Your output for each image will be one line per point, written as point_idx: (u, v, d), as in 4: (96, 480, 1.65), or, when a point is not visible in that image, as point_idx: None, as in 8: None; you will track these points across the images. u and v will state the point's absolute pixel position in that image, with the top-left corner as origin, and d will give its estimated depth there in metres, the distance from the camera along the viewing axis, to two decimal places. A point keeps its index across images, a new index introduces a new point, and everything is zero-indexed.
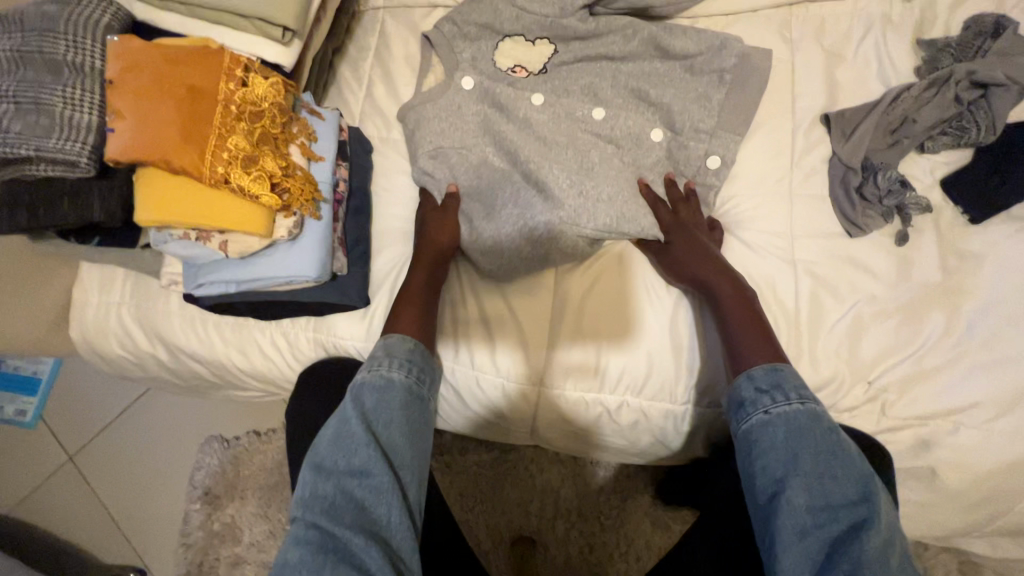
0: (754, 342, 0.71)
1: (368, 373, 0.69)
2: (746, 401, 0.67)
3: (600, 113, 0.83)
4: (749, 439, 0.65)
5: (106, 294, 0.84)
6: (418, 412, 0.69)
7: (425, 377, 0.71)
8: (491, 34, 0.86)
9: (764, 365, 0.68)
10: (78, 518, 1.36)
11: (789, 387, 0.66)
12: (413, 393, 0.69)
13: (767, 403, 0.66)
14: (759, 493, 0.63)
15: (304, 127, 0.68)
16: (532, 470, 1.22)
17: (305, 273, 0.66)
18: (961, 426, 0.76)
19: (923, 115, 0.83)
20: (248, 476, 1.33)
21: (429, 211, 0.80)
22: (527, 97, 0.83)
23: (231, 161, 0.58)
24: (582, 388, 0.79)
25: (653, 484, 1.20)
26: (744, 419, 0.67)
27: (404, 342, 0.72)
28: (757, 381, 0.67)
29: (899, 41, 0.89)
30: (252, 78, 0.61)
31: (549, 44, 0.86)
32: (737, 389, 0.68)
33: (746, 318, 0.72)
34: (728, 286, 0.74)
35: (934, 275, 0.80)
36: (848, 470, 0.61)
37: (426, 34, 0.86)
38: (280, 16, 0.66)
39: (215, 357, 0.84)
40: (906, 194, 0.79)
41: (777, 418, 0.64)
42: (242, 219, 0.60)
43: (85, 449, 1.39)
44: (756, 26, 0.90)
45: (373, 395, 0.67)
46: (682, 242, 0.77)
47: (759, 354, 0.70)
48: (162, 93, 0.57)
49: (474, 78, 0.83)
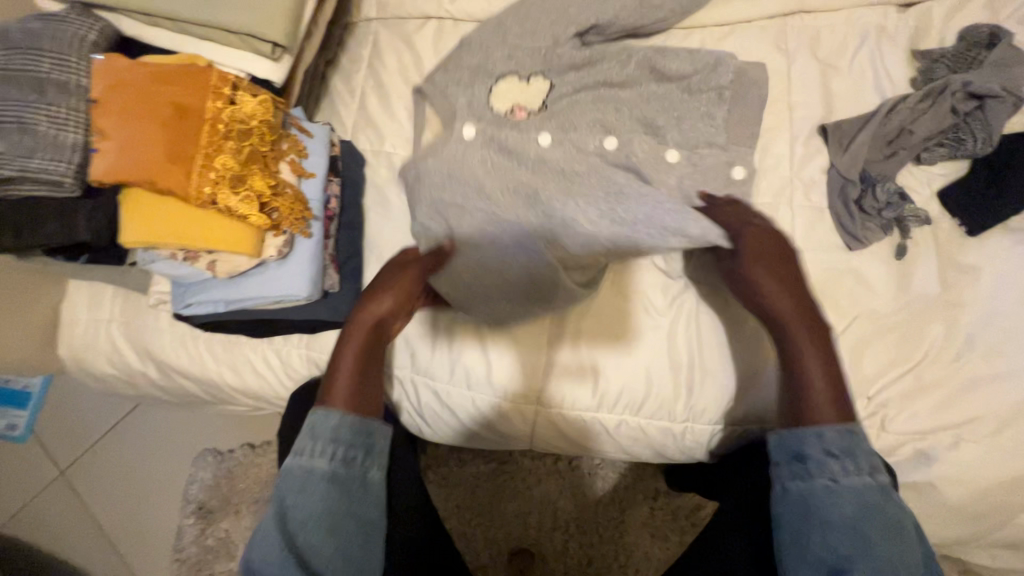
0: (824, 392, 0.65)
1: (292, 459, 0.63)
2: (810, 460, 0.62)
3: (612, 142, 0.77)
4: (809, 504, 0.61)
5: (95, 312, 0.83)
6: (345, 500, 0.63)
7: (354, 454, 0.65)
8: (485, 75, 0.82)
9: (837, 426, 0.62)
10: (71, 533, 1.34)
11: (862, 454, 0.62)
12: (338, 479, 0.63)
13: (835, 469, 0.61)
14: (813, 564, 0.58)
15: (294, 144, 0.67)
16: (530, 482, 1.21)
17: (296, 293, 0.65)
18: (961, 441, 0.75)
19: (920, 126, 0.82)
20: (242, 490, 1.31)
21: (391, 267, 0.76)
22: (533, 138, 0.78)
23: (218, 182, 0.57)
24: (578, 406, 0.79)
25: (652, 495, 1.19)
26: (805, 479, 0.62)
27: (329, 418, 0.65)
28: (827, 442, 0.62)
29: (894, 52, 0.89)
30: (240, 94, 0.60)
31: (545, 78, 0.81)
32: (801, 441, 0.63)
33: (819, 360, 0.67)
34: (803, 324, 0.69)
35: (930, 287, 0.79)
36: (913, 555, 0.58)
37: (419, 86, 0.84)
38: (269, 31, 0.65)
39: (206, 374, 0.83)
40: (905, 207, 0.78)
41: (844, 489, 0.60)
42: (231, 240, 0.59)
43: (77, 463, 1.37)
44: (751, 38, 0.90)
45: (293, 487, 0.62)
46: (762, 264, 0.71)
47: (823, 407, 0.64)
48: (148, 113, 0.56)
49: (475, 125, 0.79)
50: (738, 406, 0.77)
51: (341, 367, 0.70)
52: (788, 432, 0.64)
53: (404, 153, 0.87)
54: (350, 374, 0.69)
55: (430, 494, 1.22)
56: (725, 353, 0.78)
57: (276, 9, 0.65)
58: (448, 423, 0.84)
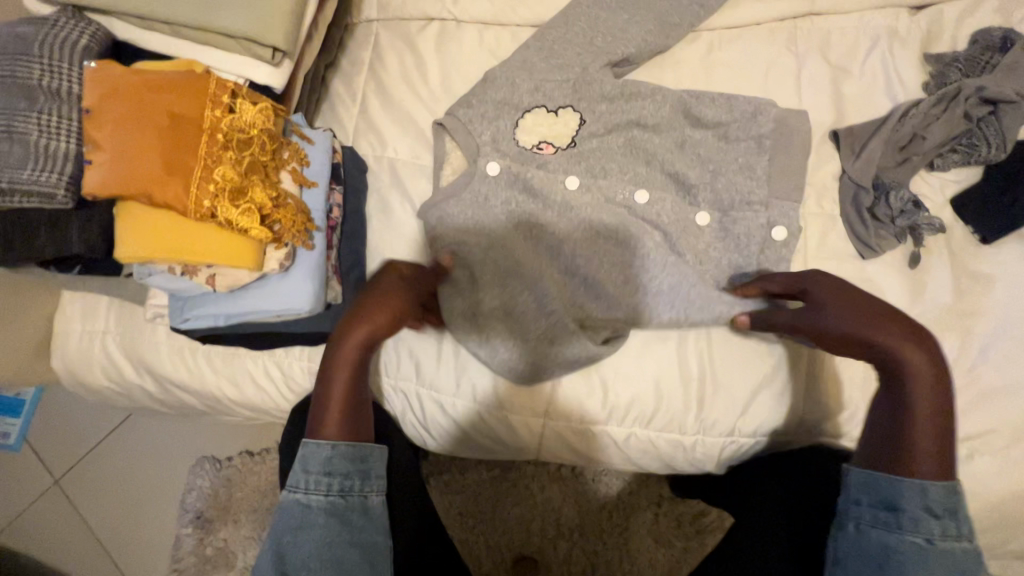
0: (929, 447, 0.59)
1: (288, 494, 0.65)
2: (905, 513, 0.59)
3: (642, 196, 0.77)
4: (890, 554, 0.60)
5: (89, 323, 0.81)
6: (341, 532, 0.63)
7: (349, 484, 0.65)
8: (511, 110, 0.80)
9: (943, 482, 0.59)
10: (67, 543, 1.32)
11: (960, 516, 0.60)
12: (334, 510, 0.64)
13: (930, 529, 0.59)
14: None
15: (295, 152, 0.65)
16: (533, 488, 1.19)
17: (299, 306, 0.63)
18: (975, 454, 0.74)
19: (933, 132, 0.80)
20: (241, 498, 1.29)
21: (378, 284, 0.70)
22: (560, 181, 0.78)
23: (217, 194, 0.55)
24: (588, 419, 0.78)
25: (656, 500, 1.17)
26: (894, 531, 0.60)
27: (320, 450, 0.65)
28: (930, 501, 0.59)
29: (907, 55, 0.87)
30: (239, 102, 0.58)
31: (573, 112, 0.79)
32: (900, 493, 0.60)
33: (933, 410, 0.59)
34: (923, 384, 0.60)
35: (945, 296, 0.78)
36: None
37: (438, 120, 0.80)
38: (268, 35, 0.62)
39: (205, 387, 0.81)
40: (920, 214, 0.76)
41: (936, 550, 0.59)
42: (232, 254, 0.57)
43: (72, 472, 1.35)
44: (761, 42, 0.88)
45: (291, 521, 0.63)
46: (846, 324, 0.63)
47: (928, 461, 0.59)
48: (143, 123, 0.54)
49: (500, 164, 0.78)
50: (748, 420, 0.77)
51: (333, 395, 0.66)
52: (884, 479, 0.61)
53: (407, 159, 0.85)
54: (342, 401, 0.66)
55: (432, 501, 1.21)
56: (736, 365, 0.77)
57: (276, 11, 0.63)
58: (455, 438, 0.82)
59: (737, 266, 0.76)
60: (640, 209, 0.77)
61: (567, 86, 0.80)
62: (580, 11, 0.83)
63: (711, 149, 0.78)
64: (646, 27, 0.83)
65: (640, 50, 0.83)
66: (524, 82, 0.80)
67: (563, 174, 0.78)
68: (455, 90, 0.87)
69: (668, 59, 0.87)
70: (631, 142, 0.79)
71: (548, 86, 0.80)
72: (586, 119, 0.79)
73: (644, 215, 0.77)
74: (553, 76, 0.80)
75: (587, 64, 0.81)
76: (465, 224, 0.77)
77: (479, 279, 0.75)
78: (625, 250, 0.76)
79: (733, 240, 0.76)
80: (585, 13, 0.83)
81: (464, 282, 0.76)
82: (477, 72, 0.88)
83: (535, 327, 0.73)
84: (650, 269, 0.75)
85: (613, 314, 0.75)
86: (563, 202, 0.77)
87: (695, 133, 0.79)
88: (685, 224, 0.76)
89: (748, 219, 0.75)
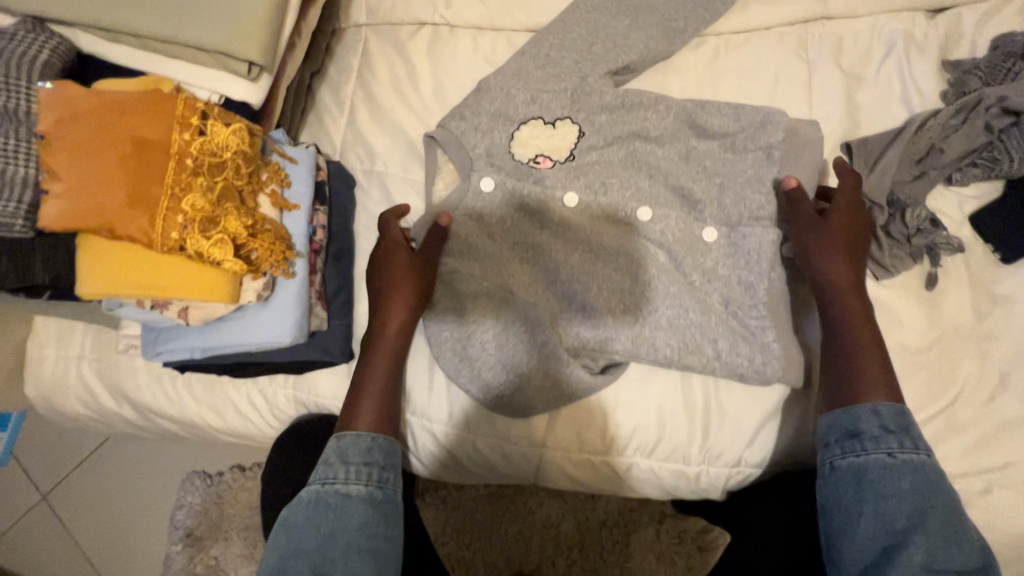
0: (877, 375, 0.65)
1: (322, 487, 0.60)
2: (866, 436, 0.62)
3: (646, 213, 0.72)
4: (863, 476, 0.61)
5: (63, 348, 0.77)
6: (379, 523, 0.59)
7: (387, 475, 0.63)
8: (506, 121, 0.76)
9: (891, 405, 0.63)
10: (55, 559, 1.28)
11: (915, 431, 0.62)
12: (373, 500, 0.60)
13: (892, 445, 0.61)
14: (866, 539, 0.59)
15: (274, 173, 0.61)
16: (530, 504, 1.15)
17: (279, 338, 0.59)
18: (995, 487, 0.70)
19: (951, 144, 0.76)
20: (231, 515, 1.24)
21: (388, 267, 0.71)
22: (559, 198, 0.73)
23: (187, 224, 0.51)
24: (589, 450, 0.75)
25: (658, 517, 1.13)
26: (859, 455, 0.62)
27: (358, 442, 0.63)
28: (882, 418, 0.63)
29: (925, 61, 0.82)
30: (211, 124, 0.54)
31: (571, 124, 0.75)
32: (856, 418, 0.63)
33: (874, 344, 0.66)
34: (858, 298, 0.68)
35: (963, 320, 0.74)
36: (970, 534, 0.58)
37: (430, 132, 0.75)
38: (243, 50, 0.58)
39: (185, 415, 0.77)
40: (937, 234, 0.73)
41: (903, 465, 0.60)
42: (202, 288, 0.53)
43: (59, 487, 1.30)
44: (771, 47, 0.83)
45: (327, 514, 0.58)
46: (844, 228, 0.68)
47: (880, 386, 0.64)
48: (103, 148, 0.49)
49: (495, 178, 0.74)
50: (755, 449, 0.73)
51: (369, 390, 0.67)
52: (842, 411, 0.64)
53: (396, 173, 0.81)
54: (380, 392, 0.68)
55: (426, 519, 1.16)
56: (744, 392, 0.73)
57: (250, 23, 0.58)
58: (447, 466, 0.79)
59: (748, 286, 0.71)
60: (643, 228, 0.73)
61: (565, 97, 0.75)
62: (579, 17, 0.79)
63: (718, 164, 0.74)
64: (649, 33, 0.79)
65: (642, 57, 0.78)
66: (520, 93, 0.76)
67: (562, 190, 0.74)
68: (447, 99, 0.83)
69: (672, 66, 0.83)
70: (633, 156, 0.75)
71: (545, 96, 0.75)
72: (585, 131, 0.75)
73: (648, 231, 0.72)
74: (550, 86, 0.76)
75: (586, 73, 0.76)
76: (458, 248, 0.73)
77: (472, 309, 0.72)
78: (626, 272, 0.72)
79: (740, 260, 0.72)
80: (584, 19, 0.78)
81: (456, 311, 0.72)
82: (470, 80, 0.83)
83: (530, 363, 0.70)
84: (648, 298, 0.71)
85: (610, 348, 0.71)
86: (560, 223, 0.73)
87: (701, 146, 0.74)
88: (691, 243, 0.72)
89: (754, 234, 0.71)
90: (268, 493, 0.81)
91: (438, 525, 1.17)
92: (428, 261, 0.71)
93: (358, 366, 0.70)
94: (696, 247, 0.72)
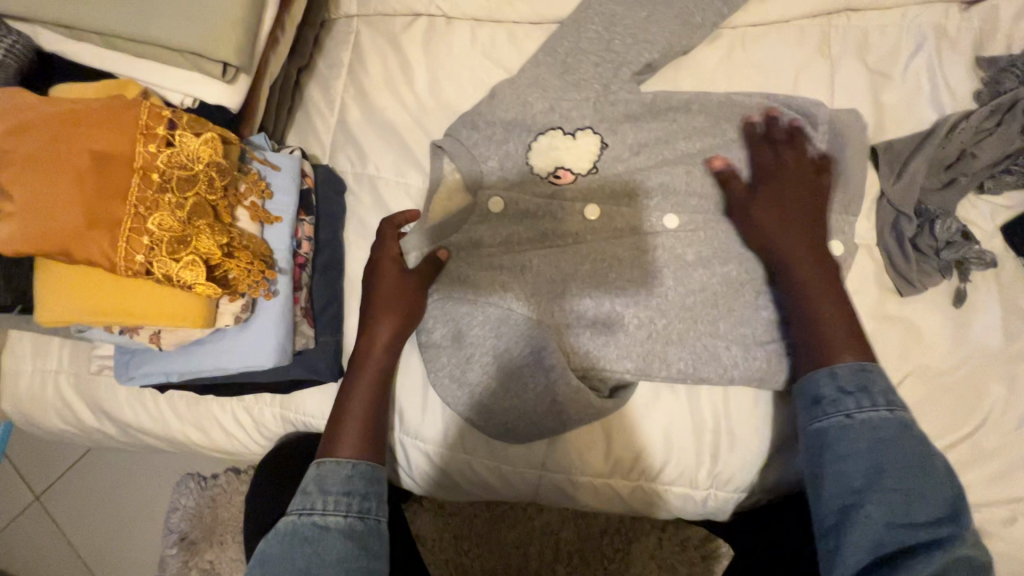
0: (838, 337, 0.59)
1: (299, 517, 0.56)
2: (825, 400, 0.57)
3: (672, 220, 0.68)
4: (823, 440, 0.56)
5: (40, 363, 0.73)
6: (359, 559, 0.54)
7: (369, 504, 0.58)
8: (521, 130, 0.70)
9: (851, 363, 0.58)
10: (45, 563, 1.13)
11: (877, 390, 0.56)
12: (355, 533, 0.56)
13: (850, 406, 0.56)
14: (826, 503, 0.54)
15: (254, 184, 0.57)
16: (531, 510, 1.04)
17: (258, 361, 0.56)
18: (1021, 516, 0.66)
19: (985, 150, 0.70)
20: (226, 519, 1.08)
21: (390, 283, 0.67)
22: (574, 207, 0.69)
23: (153, 246, 0.48)
24: (591, 473, 0.71)
25: (671, 523, 1.02)
26: (820, 420, 0.57)
27: (338, 469, 0.60)
28: (842, 380, 0.57)
29: (957, 57, 0.76)
30: (180, 134, 0.50)
31: (593, 134, 0.70)
32: (814, 384, 0.58)
33: (835, 312, 0.60)
34: (816, 269, 0.62)
35: (992, 339, 0.69)
36: (936, 486, 0.53)
37: (437, 142, 0.70)
38: (216, 50, 0.53)
39: (169, 432, 0.74)
40: (971, 247, 0.68)
41: (859, 423, 0.55)
42: (176, 313, 0.50)
43: (54, 484, 1.15)
44: (793, 42, 0.77)
45: (304, 550, 0.54)
46: (771, 202, 0.65)
47: (843, 344, 0.59)
48: (62, 166, 0.46)
49: (501, 198, 0.69)
50: (764, 475, 0.69)
51: (352, 409, 0.64)
52: (804, 378, 0.60)
53: (390, 177, 0.76)
54: (364, 406, 0.64)
55: (418, 525, 1.06)
56: (754, 414, 0.69)
57: (223, 19, 0.53)
58: (440, 485, 0.75)
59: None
60: (652, 239, 0.68)
61: (582, 104, 0.70)
62: (592, 13, 0.73)
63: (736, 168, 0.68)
64: (668, 28, 0.72)
65: (664, 54, 0.73)
66: (537, 100, 0.70)
67: (578, 201, 0.70)
68: (444, 97, 0.77)
69: (689, 62, 0.77)
70: (648, 161, 0.70)
71: (565, 105, 0.70)
72: (608, 142, 0.70)
73: (660, 239, 0.68)
74: (570, 94, 0.71)
75: (609, 80, 0.71)
76: (456, 270, 0.69)
77: (468, 331, 0.67)
78: (637, 286, 0.67)
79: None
80: (599, 13, 0.73)
81: (452, 329, 0.68)
82: (468, 77, 0.77)
83: (533, 387, 0.65)
84: (662, 313, 0.67)
85: (621, 367, 0.67)
86: (570, 237, 0.69)
87: (720, 140, 0.70)
88: (707, 255, 0.67)
89: None
90: (256, 510, 0.78)
91: (433, 534, 1.06)
92: (425, 283, 0.68)
93: (345, 379, 0.66)
94: (733, 237, 0.67)
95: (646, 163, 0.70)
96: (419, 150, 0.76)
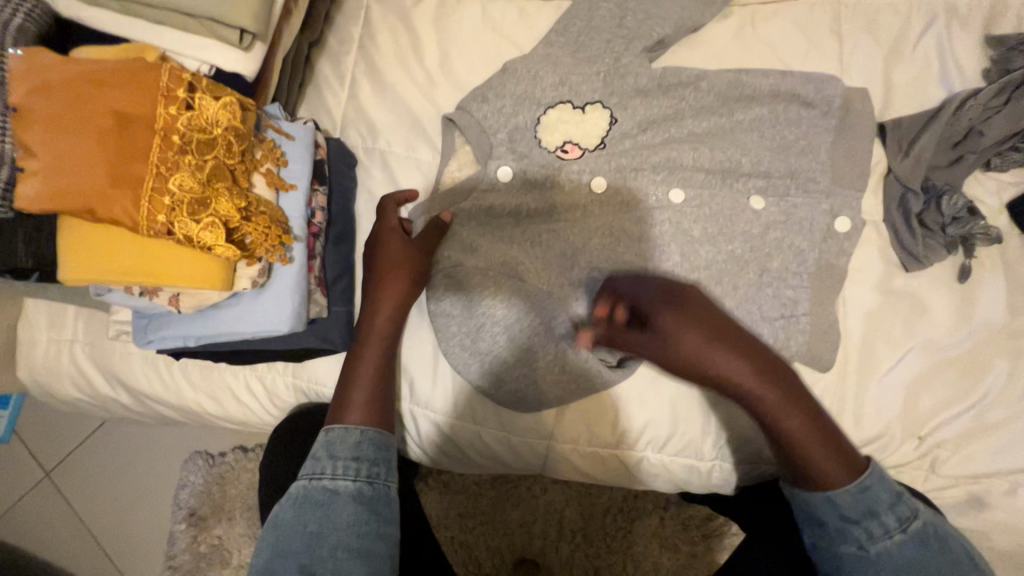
0: (824, 454, 0.58)
1: (310, 482, 0.57)
2: (830, 526, 0.59)
3: (678, 195, 0.68)
4: (840, 565, 0.59)
5: (55, 333, 0.74)
6: (369, 522, 0.56)
7: (378, 469, 0.60)
8: (532, 105, 0.71)
9: (851, 485, 0.57)
10: (55, 540, 1.15)
11: (884, 510, 0.57)
12: (364, 497, 0.58)
13: (862, 537, 0.57)
14: None
15: (269, 151, 0.58)
16: (535, 489, 1.05)
17: (273, 325, 0.57)
18: (1018, 487, 0.67)
19: (991, 127, 0.70)
20: (234, 495, 1.10)
21: (400, 251, 0.68)
22: (586, 181, 0.70)
23: (174, 207, 0.50)
24: (598, 444, 0.72)
25: (674, 502, 1.03)
26: (832, 544, 0.59)
27: (348, 436, 0.60)
28: (842, 509, 0.58)
29: (967, 35, 0.76)
30: (199, 97, 0.52)
31: (603, 109, 0.70)
32: (813, 509, 0.59)
33: (808, 426, 0.59)
34: (770, 391, 0.59)
35: (997, 314, 0.70)
36: None
37: (449, 115, 0.72)
38: (234, 15, 0.54)
39: (183, 402, 0.76)
40: (976, 223, 0.68)
41: (876, 552, 0.57)
42: (194, 274, 0.52)
43: (63, 460, 1.16)
44: (804, 20, 0.77)
45: (315, 514, 0.56)
46: (694, 342, 0.60)
47: (830, 464, 0.58)
48: (85, 125, 0.48)
49: (512, 167, 0.70)
50: None
51: (362, 377, 0.65)
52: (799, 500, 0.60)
53: (400, 151, 0.76)
54: (376, 370, 0.65)
55: (425, 502, 1.07)
56: None
57: None
58: (448, 455, 0.76)
59: (797, 251, 0.67)
60: (662, 212, 0.68)
61: (595, 79, 0.70)
62: None
63: (744, 143, 0.69)
64: (679, 5, 0.73)
65: (675, 30, 0.73)
66: (548, 74, 0.71)
67: (588, 174, 0.70)
68: (454, 72, 0.77)
69: (701, 39, 0.77)
70: (657, 136, 0.70)
71: (574, 79, 0.70)
72: (618, 117, 0.70)
73: (665, 213, 0.68)
74: (580, 68, 0.71)
75: (620, 54, 0.71)
76: (466, 238, 0.70)
77: (480, 300, 0.68)
78: (647, 260, 0.68)
79: (792, 226, 0.67)
80: None
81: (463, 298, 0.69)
82: (479, 52, 0.77)
83: (544, 357, 0.68)
84: None
85: None
86: (580, 211, 0.69)
87: (728, 119, 0.70)
88: (713, 228, 0.67)
89: (777, 228, 0.67)
90: (268, 480, 0.80)
91: (438, 511, 1.07)
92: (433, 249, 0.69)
93: (354, 347, 0.67)
94: (741, 213, 0.67)
95: (657, 139, 0.70)
96: (430, 125, 0.76)
